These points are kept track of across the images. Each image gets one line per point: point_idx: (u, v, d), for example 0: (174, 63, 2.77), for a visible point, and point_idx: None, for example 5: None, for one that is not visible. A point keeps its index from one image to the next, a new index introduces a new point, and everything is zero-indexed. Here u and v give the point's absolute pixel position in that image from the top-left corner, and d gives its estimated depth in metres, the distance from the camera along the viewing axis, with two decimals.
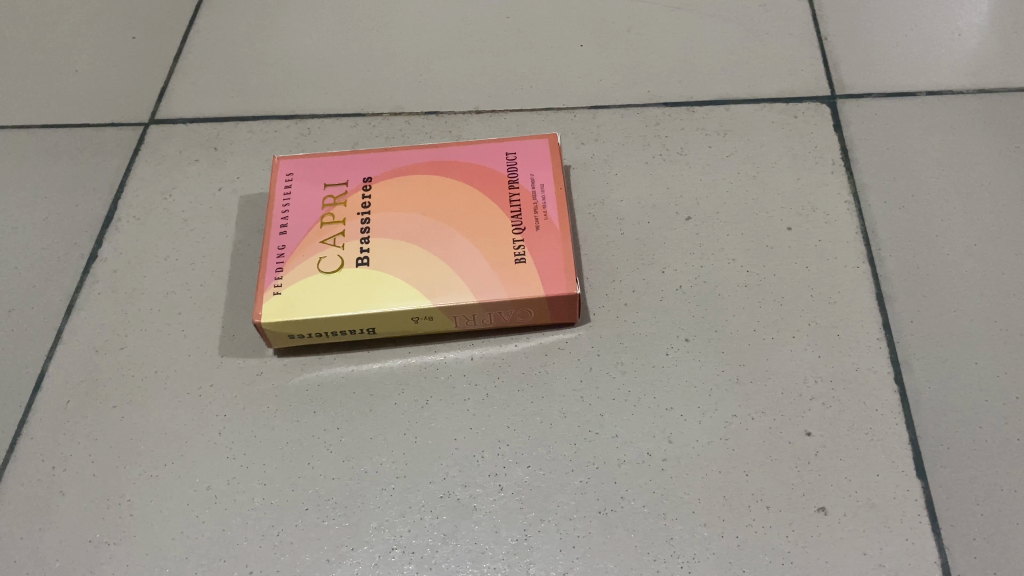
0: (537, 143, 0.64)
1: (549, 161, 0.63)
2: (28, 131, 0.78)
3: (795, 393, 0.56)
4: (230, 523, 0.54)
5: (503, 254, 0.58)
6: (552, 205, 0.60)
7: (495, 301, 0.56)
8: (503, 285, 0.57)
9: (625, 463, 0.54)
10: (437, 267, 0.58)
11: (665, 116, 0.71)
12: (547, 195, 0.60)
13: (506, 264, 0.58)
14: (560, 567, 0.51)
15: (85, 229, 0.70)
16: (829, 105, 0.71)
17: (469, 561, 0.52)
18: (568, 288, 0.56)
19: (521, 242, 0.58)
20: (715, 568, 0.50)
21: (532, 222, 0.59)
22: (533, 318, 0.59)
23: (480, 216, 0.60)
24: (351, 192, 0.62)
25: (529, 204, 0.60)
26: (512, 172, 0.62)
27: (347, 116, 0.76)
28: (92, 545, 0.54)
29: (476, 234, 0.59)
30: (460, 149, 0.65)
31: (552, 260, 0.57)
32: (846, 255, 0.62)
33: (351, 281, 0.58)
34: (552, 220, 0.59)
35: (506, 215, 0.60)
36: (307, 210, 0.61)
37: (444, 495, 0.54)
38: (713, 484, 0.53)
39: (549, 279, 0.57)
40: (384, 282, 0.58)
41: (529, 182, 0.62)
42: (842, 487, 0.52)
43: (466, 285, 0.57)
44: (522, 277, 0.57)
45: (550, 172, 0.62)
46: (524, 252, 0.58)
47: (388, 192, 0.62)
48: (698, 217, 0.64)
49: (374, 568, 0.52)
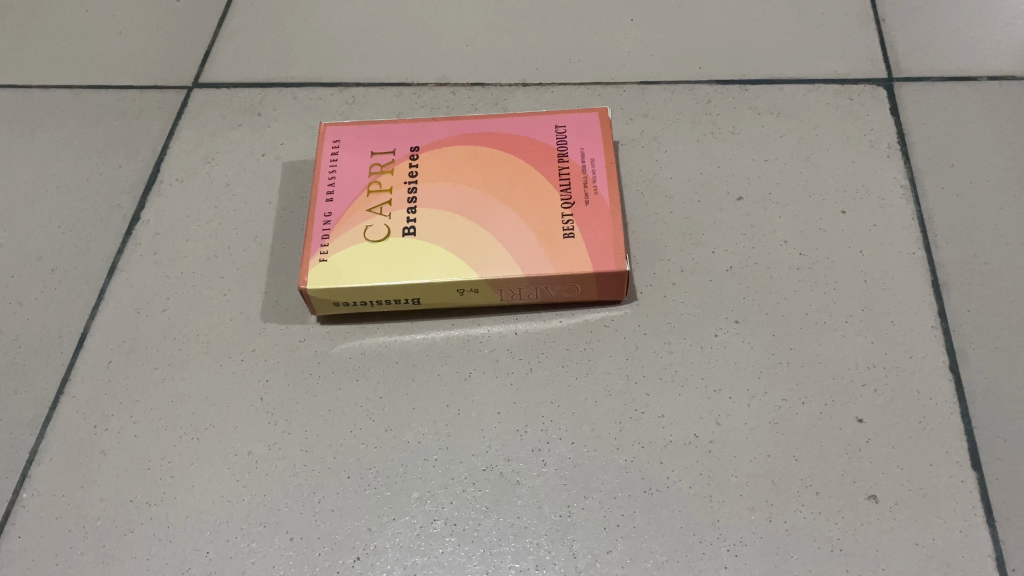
0: (587, 117, 0.63)
1: (601, 137, 0.61)
2: (72, 93, 0.77)
3: (846, 379, 0.55)
4: (270, 488, 0.54)
5: (551, 229, 0.57)
6: (602, 181, 0.59)
7: (542, 276, 0.56)
8: (551, 260, 0.56)
9: (671, 444, 0.53)
10: (483, 240, 0.57)
11: (716, 95, 0.70)
12: (597, 170, 0.59)
13: (554, 239, 0.57)
14: (603, 546, 0.50)
15: (127, 191, 0.70)
16: (886, 87, 0.69)
17: (511, 536, 0.51)
18: (617, 267, 0.55)
19: (569, 216, 0.57)
20: (763, 552, 0.49)
21: (581, 198, 0.58)
22: (579, 294, 0.58)
23: (528, 190, 0.59)
24: (398, 161, 0.62)
25: (579, 179, 0.59)
26: (561, 145, 0.61)
27: (391, 85, 0.75)
28: (134, 506, 0.54)
29: (523, 208, 0.58)
30: (510, 120, 0.63)
31: (601, 237, 0.56)
32: (901, 241, 0.60)
33: (396, 250, 0.57)
34: (602, 195, 0.58)
35: (554, 190, 0.59)
36: (353, 178, 0.61)
37: (486, 469, 0.54)
38: (761, 468, 0.52)
39: (597, 257, 0.56)
40: (430, 253, 0.57)
41: (578, 156, 0.60)
42: (892, 476, 0.51)
43: (513, 259, 0.56)
44: (571, 254, 0.56)
45: (601, 147, 0.61)
46: (573, 228, 0.57)
47: (435, 162, 0.62)
48: (749, 197, 0.63)
49: (415, 539, 0.52)
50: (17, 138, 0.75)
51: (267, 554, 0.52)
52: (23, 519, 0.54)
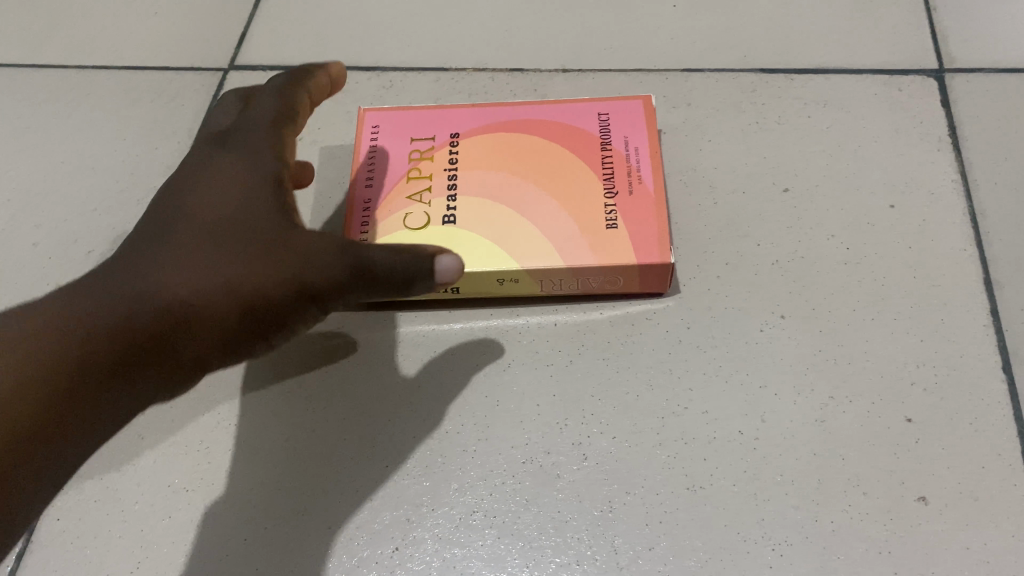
0: (632, 104, 0.61)
1: (645, 125, 0.60)
2: (108, 73, 0.77)
3: (895, 377, 0.53)
4: (309, 474, 0.54)
5: (594, 219, 0.56)
6: (646, 171, 0.58)
7: (585, 267, 0.55)
8: (593, 251, 0.55)
9: (714, 440, 0.52)
10: (524, 229, 0.56)
11: (761, 83, 0.68)
12: (641, 159, 0.58)
13: (596, 229, 0.56)
14: (645, 542, 0.50)
15: (163, 173, 0.70)
16: (937, 78, 0.67)
17: (551, 529, 0.51)
18: (662, 258, 0.54)
19: (612, 206, 0.56)
20: (808, 553, 0.48)
21: (625, 187, 0.57)
22: (622, 286, 0.57)
23: (571, 179, 0.58)
24: (438, 148, 0.61)
25: (622, 168, 0.58)
26: (604, 133, 0.60)
27: (429, 69, 0.74)
28: (171, 491, 0.54)
29: (565, 197, 0.57)
30: (552, 108, 0.62)
31: (645, 228, 0.55)
32: (952, 236, 0.59)
33: (436, 238, 0.56)
34: (646, 185, 0.57)
35: (597, 179, 0.58)
36: (392, 165, 0.60)
37: (526, 461, 0.53)
38: (807, 467, 0.51)
39: (641, 248, 0.55)
40: (471, 241, 0.56)
41: (622, 144, 0.59)
42: (942, 477, 0.50)
43: (555, 249, 0.55)
44: (614, 245, 0.55)
45: (646, 135, 0.60)
46: (616, 218, 0.56)
47: (476, 150, 0.61)
48: (795, 189, 0.62)
49: (454, 530, 0.51)
50: (54, 119, 0.74)
51: (291, 480, 0.54)
52: (62, 502, 0.54)
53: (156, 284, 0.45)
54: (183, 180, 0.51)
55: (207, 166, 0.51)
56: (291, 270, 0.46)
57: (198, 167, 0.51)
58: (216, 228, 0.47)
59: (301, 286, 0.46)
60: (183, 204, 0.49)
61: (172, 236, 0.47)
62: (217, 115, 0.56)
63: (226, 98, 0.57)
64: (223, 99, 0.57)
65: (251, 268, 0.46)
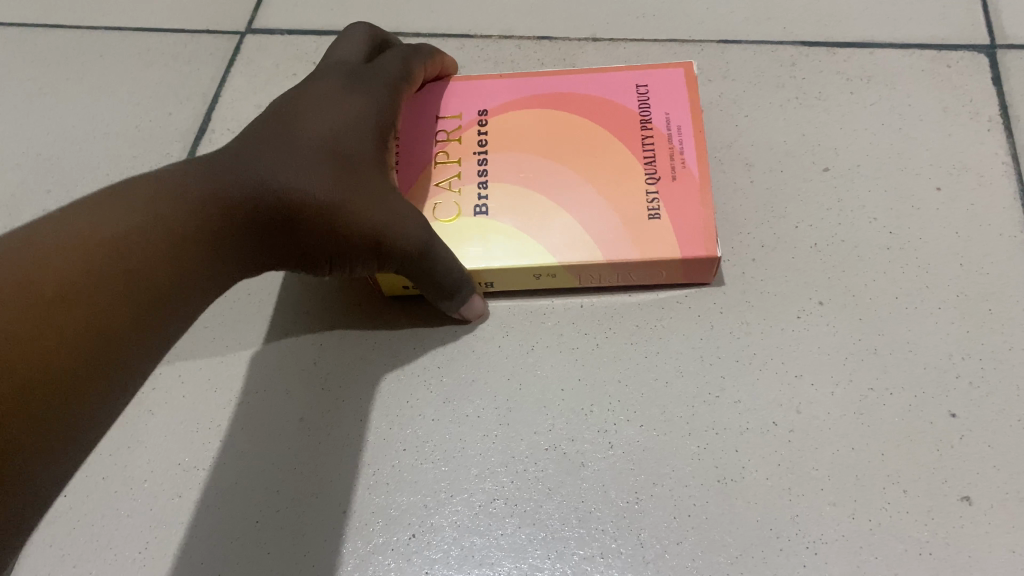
0: (672, 75, 0.58)
1: (688, 102, 0.57)
2: (122, 34, 0.75)
3: (938, 370, 0.51)
4: (323, 451, 0.52)
5: (635, 206, 0.53)
6: (690, 153, 0.54)
7: (625, 260, 0.52)
8: (635, 245, 0.52)
9: (747, 432, 0.50)
10: (562, 221, 0.53)
11: (802, 57, 0.65)
12: (684, 139, 0.55)
13: (639, 220, 0.53)
14: (673, 536, 0.47)
15: (177, 139, 0.67)
16: (988, 55, 0.64)
17: (575, 520, 0.49)
18: (708, 252, 0.51)
19: (652, 192, 0.53)
20: (844, 553, 0.46)
21: (667, 172, 0.54)
22: (664, 278, 0.54)
23: (608, 159, 0.55)
24: (466, 127, 0.58)
25: (664, 150, 0.55)
26: (643, 111, 0.57)
27: (453, 36, 0.71)
28: (181, 469, 0.52)
29: (600, 182, 0.54)
30: (585, 80, 0.59)
31: (690, 218, 0.52)
32: (1002, 221, 0.56)
33: (469, 231, 0.54)
34: (690, 170, 0.54)
35: (638, 163, 0.55)
36: (419, 147, 0.58)
37: (550, 448, 0.51)
38: (844, 462, 0.49)
39: (686, 241, 0.52)
40: (503, 234, 0.54)
41: (664, 123, 0.56)
42: (988, 477, 0.47)
43: (592, 240, 0.53)
44: (656, 238, 0.52)
45: (689, 113, 0.56)
46: (659, 207, 0.53)
47: (505, 129, 0.58)
48: (836, 168, 0.59)
49: (474, 518, 0.49)
50: (67, 83, 0.72)
51: (303, 396, 0.54)
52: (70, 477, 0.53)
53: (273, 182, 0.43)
54: (314, 88, 0.50)
55: (337, 85, 0.51)
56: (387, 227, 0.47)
57: (331, 84, 0.51)
58: (342, 153, 0.47)
59: (385, 245, 0.48)
60: (313, 114, 0.48)
61: (299, 137, 0.46)
62: (342, 48, 0.56)
63: (347, 38, 0.57)
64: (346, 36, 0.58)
65: (364, 209, 0.46)
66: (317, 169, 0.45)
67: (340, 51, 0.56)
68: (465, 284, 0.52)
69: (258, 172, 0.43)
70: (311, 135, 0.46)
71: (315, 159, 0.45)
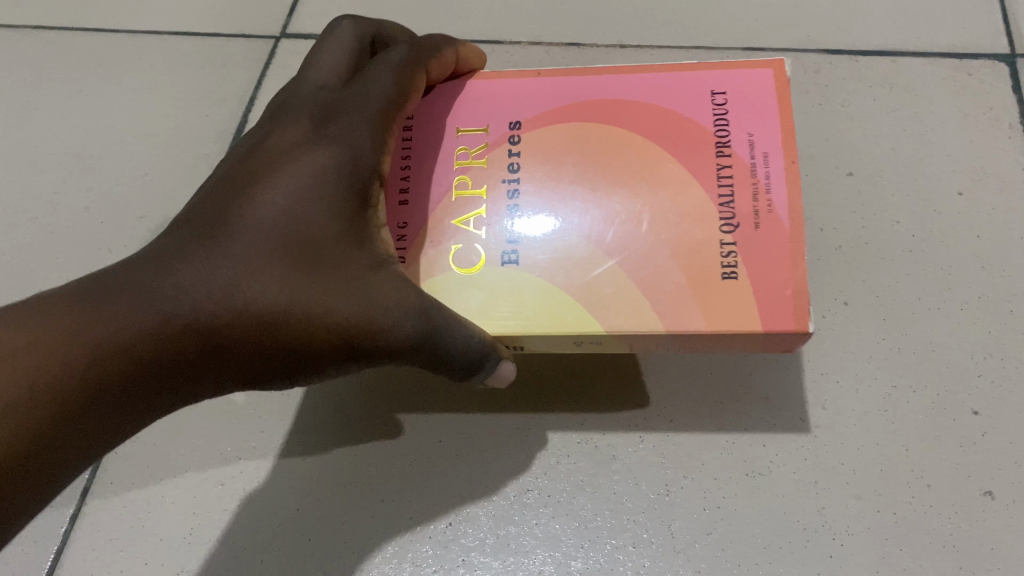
0: (757, 75, 0.46)
1: (779, 123, 0.44)
2: (158, 36, 0.77)
3: (961, 368, 0.52)
4: (371, 430, 0.54)
5: (705, 261, 0.43)
6: (779, 192, 0.43)
7: (690, 332, 0.42)
8: (702, 310, 0.42)
9: (775, 427, 0.51)
10: (614, 279, 0.43)
11: (825, 65, 0.67)
12: (770, 174, 0.43)
13: (710, 281, 0.42)
14: (701, 527, 0.49)
15: (215, 141, 0.69)
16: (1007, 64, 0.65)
17: (607, 511, 0.50)
18: (794, 327, 0.41)
19: (726, 241, 0.43)
20: (870, 544, 0.48)
21: (749, 218, 0.43)
22: (742, 347, 0.44)
23: (673, 195, 0.44)
24: (493, 144, 0.47)
25: (744, 187, 0.43)
26: (719, 132, 0.45)
27: (483, 41, 0.73)
28: (223, 459, 0.54)
29: (655, 225, 0.43)
30: (642, 81, 0.47)
31: (775, 284, 0.42)
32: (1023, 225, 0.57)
33: (496, 287, 0.44)
34: (777, 216, 0.43)
35: (713, 205, 0.43)
36: (432, 171, 0.47)
37: (581, 441, 0.52)
38: (868, 457, 0.50)
39: (765, 310, 0.42)
40: (539, 292, 0.44)
41: (744, 150, 0.44)
42: (1010, 472, 0.49)
43: (647, 301, 0.42)
44: (727, 305, 0.42)
45: (779, 144, 0.44)
46: (736, 263, 0.42)
47: (540, 152, 0.46)
48: (860, 172, 0.61)
49: (509, 509, 0.51)
50: (102, 86, 0.74)
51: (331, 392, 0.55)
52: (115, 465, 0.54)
53: (218, 295, 0.39)
54: (261, 159, 0.43)
55: (292, 149, 0.43)
56: (360, 329, 0.41)
57: (288, 144, 0.43)
58: (291, 247, 0.41)
59: (361, 347, 0.42)
60: (254, 203, 0.41)
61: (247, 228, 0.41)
62: (322, 61, 0.47)
63: (326, 44, 0.48)
64: (324, 38, 0.49)
65: (324, 317, 0.41)
66: (257, 280, 0.40)
67: (317, 70, 0.47)
68: (491, 355, 0.43)
69: (176, 294, 0.38)
70: (253, 231, 0.41)
71: (254, 268, 0.40)
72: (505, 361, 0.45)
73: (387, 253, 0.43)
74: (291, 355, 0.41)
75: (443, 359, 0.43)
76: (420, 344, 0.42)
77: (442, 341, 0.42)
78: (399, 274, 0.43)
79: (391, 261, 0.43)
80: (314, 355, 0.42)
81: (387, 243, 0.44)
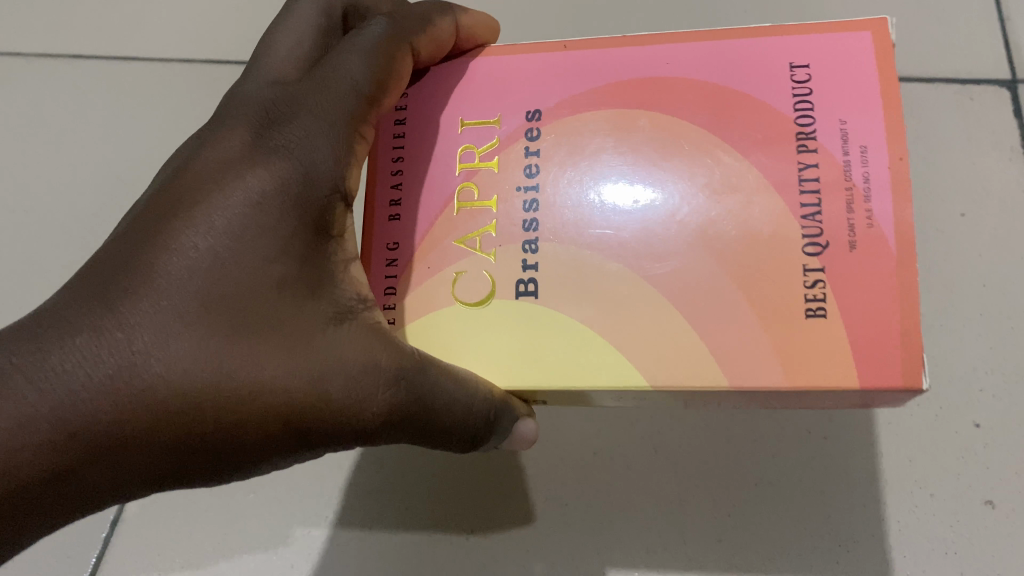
0: (846, 45, 0.39)
1: (878, 102, 0.38)
2: None
3: (964, 381, 0.55)
4: (416, 450, 0.58)
5: (784, 304, 0.37)
6: (880, 197, 0.37)
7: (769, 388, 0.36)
8: (781, 359, 0.36)
9: (781, 437, 0.55)
10: (672, 320, 0.38)
11: None
12: (869, 175, 0.37)
13: (789, 331, 0.37)
14: (714, 533, 0.53)
15: None
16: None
17: (621, 513, 0.55)
18: (904, 383, 0.35)
19: (814, 267, 0.37)
20: (875, 549, 0.52)
21: (845, 232, 0.37)
22: (848, 398, 0.39)
23: (744, 225, 0.38)
24: (503, 143, 0.42)
25: (837, 193, 0.37)
26: (802, 118, 0.39)
27: None
28: (255, 491, 0.57)
29: (714, 251, 0.38)
30: (695, 51, 0.41)
31: (877, 312, 0.36)
32: None
33: (517, 330, 0.40)
34: (879, 228, 0.37)
35: (794, 234, 0.37)
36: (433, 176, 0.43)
37: (599, 450, 0.57)
38: (874, 466, 0.54)
39: (872, 360, 0.36)
40: (569, 340, 0.39)
41: (839, 146, 0.38)
42: (1013, 482, 0.52)
43: (716, 354, 0.37)
44: (811, 351, 0.36)
45: (877, 122, 0.38)
46: (825, 306, 0.36)
47: (579, 142, 0.41)
48: None
49: (536, 517, 0.55)
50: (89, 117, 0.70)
51: None
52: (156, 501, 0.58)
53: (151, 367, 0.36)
54: (185, 203, 0.38)
55: (233, 188, 0.38)
56: (307, 403, 0.38)
57: (219, 182, 0.39)
58: (221, 309, 0.37)
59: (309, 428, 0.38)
60: (173, 257, 0.37)
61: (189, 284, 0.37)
62: (272, 65, 0.43)
63: (332, 58, 0.42)
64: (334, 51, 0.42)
65: (265, 390, 0.37)
66: (180, 350, 0.36)
67: (267, 69, 0.43)
68: (504, 411, 0.40)
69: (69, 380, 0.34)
70: (175, 293, 0.37)
71: (176, 337, 0.36)
72: (524, 420, 0.42)
73: (358, 302, 0.40)
74: (219, 440, 0.37)
75: (428, 428, 0.40)
76: (395, 412, 0.39)
77: (428, 403, 0.39)
78: (368, 325, 0.39)
79: (363, 308, 0.40)
80: (248, 437, 0.37)
81: (356, 285, 0.40)
